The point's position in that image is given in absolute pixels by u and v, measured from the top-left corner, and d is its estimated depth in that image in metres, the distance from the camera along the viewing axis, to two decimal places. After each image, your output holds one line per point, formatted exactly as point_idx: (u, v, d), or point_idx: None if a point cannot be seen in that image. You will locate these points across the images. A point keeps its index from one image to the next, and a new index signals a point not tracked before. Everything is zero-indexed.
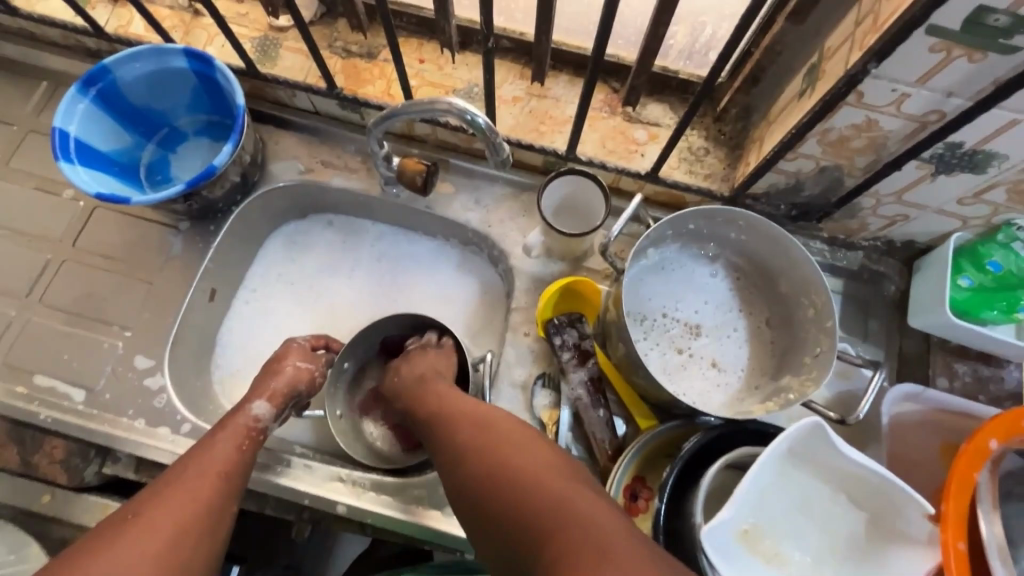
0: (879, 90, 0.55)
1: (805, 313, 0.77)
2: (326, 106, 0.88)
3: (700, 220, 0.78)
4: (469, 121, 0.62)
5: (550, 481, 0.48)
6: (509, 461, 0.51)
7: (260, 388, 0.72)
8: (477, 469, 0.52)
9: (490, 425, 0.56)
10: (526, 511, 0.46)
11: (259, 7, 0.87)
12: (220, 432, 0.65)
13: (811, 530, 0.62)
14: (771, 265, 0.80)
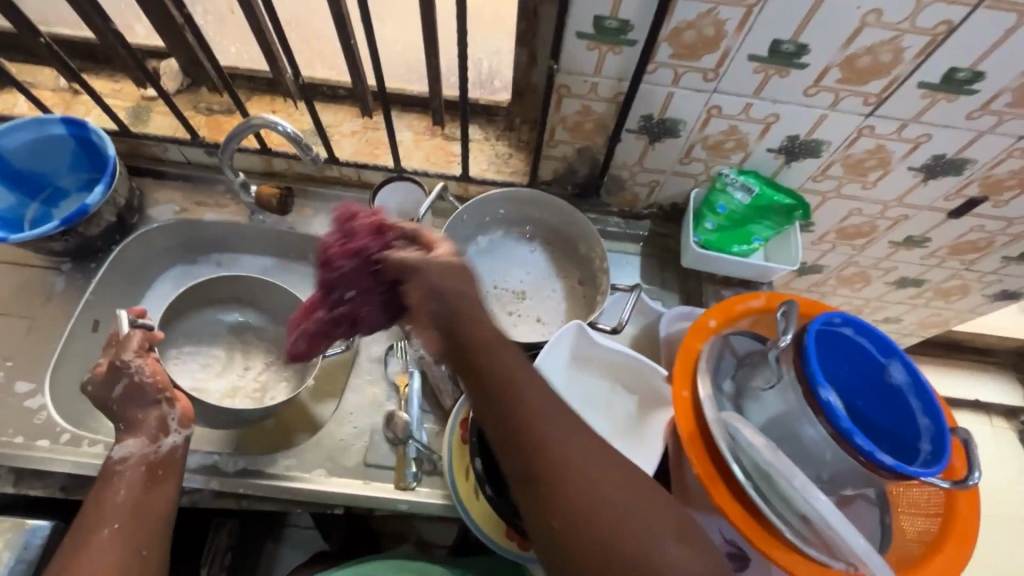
0: (576, 82, 0.79)
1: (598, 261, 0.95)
2: (196, 155, 1.04)
3: (508, 204, 1.00)
4: (275, 129, 0.79)
5: (602, 454, 0.58)
6: (570, 440, 0.57)
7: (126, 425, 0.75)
8: (529, 430, 0.57)
9: (540, 389, 0.59)
10: (585, 484, 0.55)
11: (131, 83, 1.04)
12: (110, 485, 0.70)
13: (599, 419, 0.78)
14: (569, 234, 1.01)
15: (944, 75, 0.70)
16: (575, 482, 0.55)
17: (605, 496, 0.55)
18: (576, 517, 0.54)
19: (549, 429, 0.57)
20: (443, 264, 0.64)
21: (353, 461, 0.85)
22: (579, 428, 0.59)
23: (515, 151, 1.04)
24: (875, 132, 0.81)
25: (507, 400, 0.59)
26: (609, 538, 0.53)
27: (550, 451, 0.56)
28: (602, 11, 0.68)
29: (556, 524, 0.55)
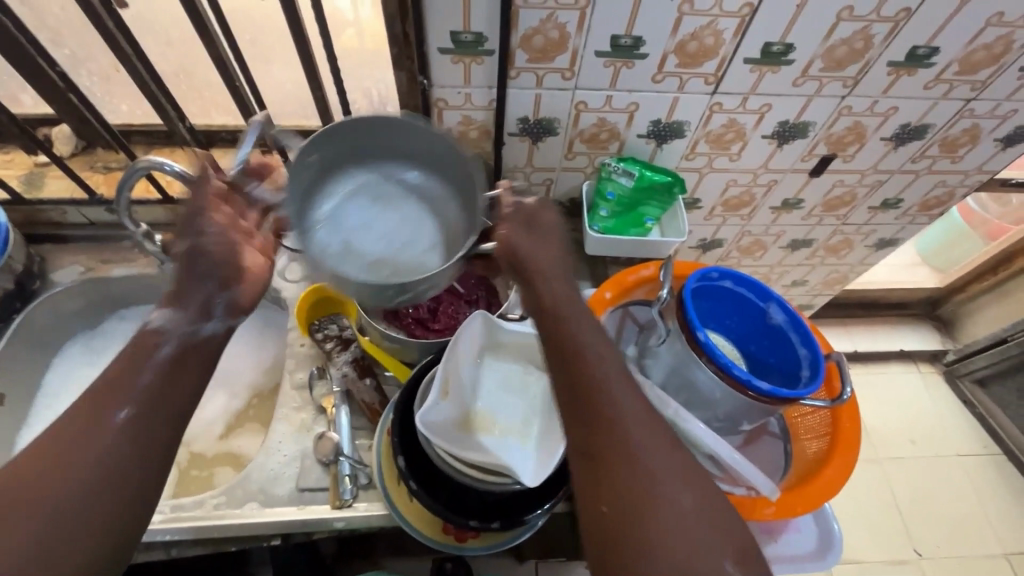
0: (452, 94, 0.85)
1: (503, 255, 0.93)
2: (97, 215, 1.04)
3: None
4: (161, 168, 0.78)
5: (671, 450, 0.53)
6: (639, 426, 0.53)
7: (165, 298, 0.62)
8: (596, 406, 0.54)
9: (613, 369, 0.56)
10: (641, 474, 0.51)
11: (22, 153, 1.04)
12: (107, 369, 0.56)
13: (517, 399, 0.79)
14: None
15: (761, 49, 0.81)
16: (632, 467, 0.51)
17: (659, 492, 0.50)
18: (627, 506, 0.50)
19: (616, 409, 0.53)
20: (552, 237, 0.65)
21: (285, 489, 0.85)
22: (654, 418, 0.54)
23: None
24: (724, 107, 0.91)
25: (579, 370, 0.56)
26: (645, 531, 0.49)
27: (617, 430, 0.52)
28: (456, 27, 0.75)
29: (598, 501, 0.51)
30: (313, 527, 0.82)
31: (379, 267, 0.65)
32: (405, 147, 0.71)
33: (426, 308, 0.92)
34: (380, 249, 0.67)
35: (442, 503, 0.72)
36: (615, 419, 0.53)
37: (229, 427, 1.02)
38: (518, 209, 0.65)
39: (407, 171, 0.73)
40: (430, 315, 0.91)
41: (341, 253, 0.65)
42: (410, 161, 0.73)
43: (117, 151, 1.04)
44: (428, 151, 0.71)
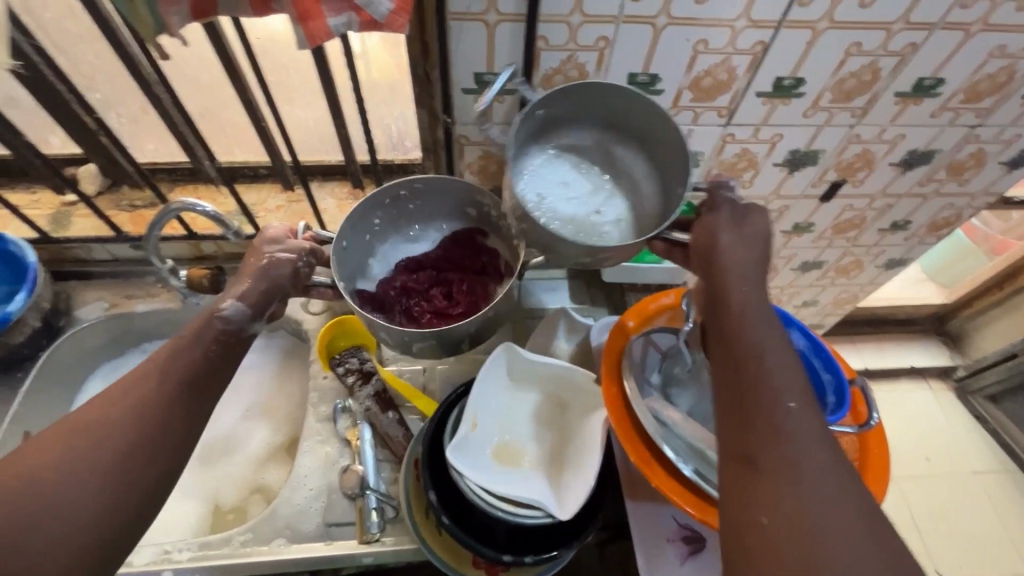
0: (473, 132, 0.88)
1: (490, 213, 0.93)
2: (122, 251, 1.05)
3: (385, 209, 0.93)
4: (195, 209, 0.83)
5: (851, 491, 0.47)
6: (813, 450, 0.48)
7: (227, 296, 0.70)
8: (774, 421, 0.50)
9: (795, 392, 0.52)
10: (810, 498, 0.45)
11: (49, 192, 1.06)
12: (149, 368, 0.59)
13: (545, 430, 0.81)
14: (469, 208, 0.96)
15: (773, 84, 0.84)
16: (801, 489, 0.46)
17: (831, 525, 0.44)
18: (788, 529, 0.44)
19: (796, 429, 0.49)
20: (751, 244, 0.63)
21: (312, 524, 0.85)
22: (835, 453, 0.49)
23: None
24: (736, 137, 0.93)
25: (761, 381, 0.53)
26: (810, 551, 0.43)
27: (795, 450, 0.48)
28: (479, 69, 0.78)
29: (752, 511, 0.47)
30: (341, 563, 0.82)
31: (567, 224, 0.72)
32: (598, 113, 0.77)
33: (445, 298, 0.90)
34: (578, 210, 0.75)
35: (471, 531, 0.73)
36: (795, 437, 0.49)
37: (253, 460, 1.02)
38: (732, 204, 0.66)
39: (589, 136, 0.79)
40: (451, 304, 0.89)
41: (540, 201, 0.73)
42: (595, 122, 0.78)
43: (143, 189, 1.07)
44: (607, 115, 0.77)
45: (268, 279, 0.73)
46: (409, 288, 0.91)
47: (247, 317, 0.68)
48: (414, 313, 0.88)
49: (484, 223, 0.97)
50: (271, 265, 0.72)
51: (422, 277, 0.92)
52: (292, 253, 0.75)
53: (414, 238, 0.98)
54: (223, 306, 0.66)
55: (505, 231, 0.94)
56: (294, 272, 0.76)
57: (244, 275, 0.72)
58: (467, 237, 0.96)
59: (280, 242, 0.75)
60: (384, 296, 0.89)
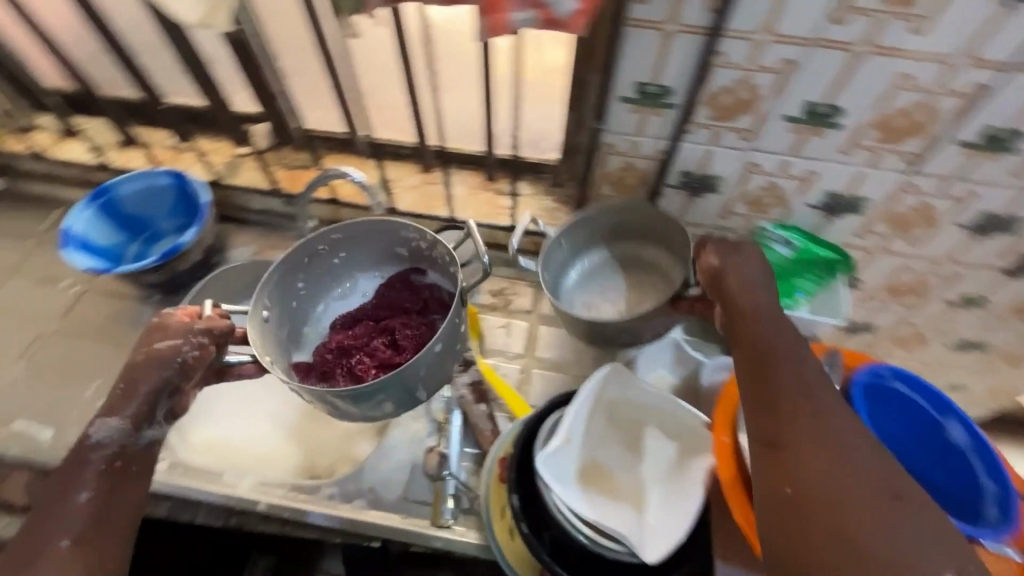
0: (621, 141, 0.85)
1: (418, 247, 0.96)
2: (274, 205, 1.18)
3: (301, 269, 0.95)
4: (349, 178, 0.90)
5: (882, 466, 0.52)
6: (839, 426, 0.56)
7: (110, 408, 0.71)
8: (799, 404, 0.58)
9: (815, 380, 0.60)
10: (840, 465, 0.52)
11: (226, 143, 1.20)
12: (75, 487, 0.64)
13: (639, 463, 0.76)
14: (398, 248, 0.99)
15: (981, 133, 0.73)
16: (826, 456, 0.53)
17: (855, 489, 0.51)
18: (813, 489, 0.52)
19: (824, 411, 0.57)
20: (758, 264, 0.75)
21: (393, 495, 0.87)
22: (864, 431, 0.56)
23: (561, 206, 1.11)
24: (917, 188, 0.82)
25: (788, 372, 0.61)
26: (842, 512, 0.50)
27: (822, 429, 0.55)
28: (644, 78, 0.75)
29: (786, 480, 0.54)
30: (412, 538, 0.84)
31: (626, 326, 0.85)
32: (618, 217, 0.94)
33: (387, 346, 0.92)
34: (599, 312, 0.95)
35: (546, 546, 0.71)
36: (822, 416, 0.56)
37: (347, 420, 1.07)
38: (721, 241, 0.78)
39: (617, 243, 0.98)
40: (395, 351, 0.90)
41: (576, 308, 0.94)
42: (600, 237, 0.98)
43: (301, 151, 1.17)
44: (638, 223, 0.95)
45: (150, 378, 0.73)
46: (347, 347, 0.93)
47: (125, 435, 0.69)
48: (358, 370, 0.89)
49: (421, 263, 1.00)
50: (157, 356, 0.74)
51: (362, 330, 0.95)
52: (179, 339, 0.75)
53: (348, 292, 1.02)
54: (92, 431, 0.68)
55: (438, 262, 0.96)
56: (182, 365, 0.75)
57: (129, 379, 0.73)
58: (408, 279, 0.99)
59: (170, 334, 0.76)
60: (324, 361, 0.92)
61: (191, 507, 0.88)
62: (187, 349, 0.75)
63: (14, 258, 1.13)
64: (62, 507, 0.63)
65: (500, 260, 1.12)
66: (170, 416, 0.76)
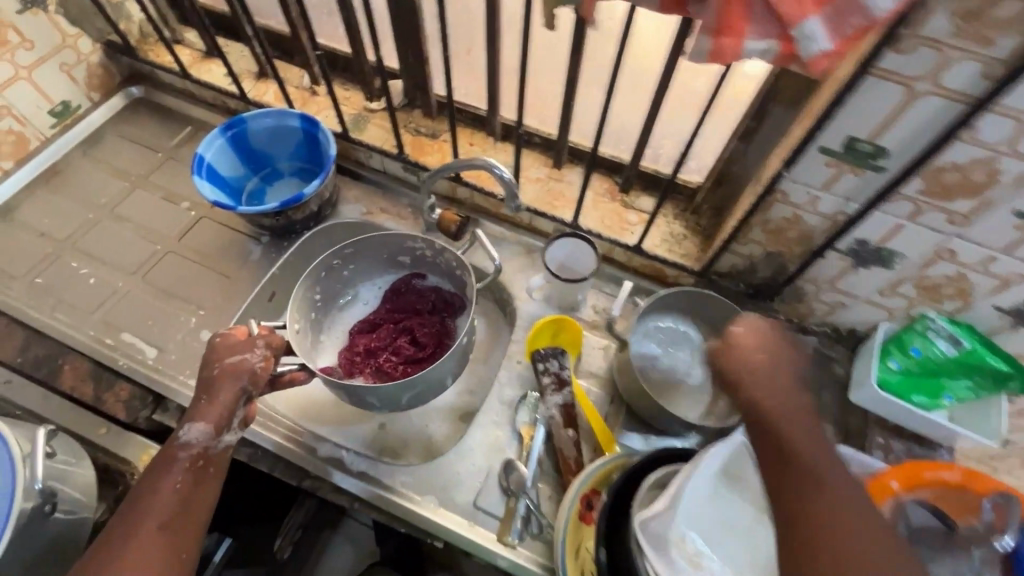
0: (799, 193, 0.75)
1: (423, 254, 1.02)
2: (393, 167, 1.13)
3: (326, 274, 1.01)
4: (496, 173, 0.84)
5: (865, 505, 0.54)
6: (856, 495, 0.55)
7: (192, 411, 0.71)
8: (797, 462, 0.57)
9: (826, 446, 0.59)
10: (859, 534, 0.52)
11: (358, 93, 1.17)
12: (161, 475, 0.66)
13: (740, 550, 0.69)
14: (380, 251, 1.04)
15: None
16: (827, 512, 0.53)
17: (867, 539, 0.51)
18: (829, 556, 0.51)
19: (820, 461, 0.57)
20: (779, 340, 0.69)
21: (464, 499, 0.85)
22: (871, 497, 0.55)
23: (690, 235, 1.02)
24: None
25: (777, 426, 0.60)
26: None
27: (815, 477, 0.56)
28: (859, 133, 0.64)
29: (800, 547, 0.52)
30: (479, 551, 0.82)
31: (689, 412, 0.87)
32: (703, 314, 1.00)
33: (411, 345, 0.97)
34: (692, 399, 0.97)
35: None
36: (820, 467, 0.56)
37: None
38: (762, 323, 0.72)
39: (711, 335, 1.00)
40: (418, 347, 0.96)
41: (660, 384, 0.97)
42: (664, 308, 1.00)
43: (430, 118, 1.12)
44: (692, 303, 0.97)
45: (226, 393, 0.73)
46: (372, 346, 0.98)
47: (207, 441, 0.69)
48: (386, 370, 0.94)
49: (420, 268, 1.06)
50: (235, 367, 0.74)
51: (383, 334, 1.00)
52: (247, 351, 0.76)
53: (350, 301, 1.07)
54: (181, 433, 0.69)
55: (441, 265, 1.04)
56: (254, 373, 0.76)
57: (208, 389, 0.73)
58: (400, 288, 1.05)
59: (237, 347, 0.76)
60: (352, 362, 0.97)
61: (270, 460, 0.89)
62: (258, 364, 0.76)
63: (143, 170, 1.16)
64: (144, 506, 0.63)
65: (613, 278, 1.04)
66: (244, 423, 0.76)
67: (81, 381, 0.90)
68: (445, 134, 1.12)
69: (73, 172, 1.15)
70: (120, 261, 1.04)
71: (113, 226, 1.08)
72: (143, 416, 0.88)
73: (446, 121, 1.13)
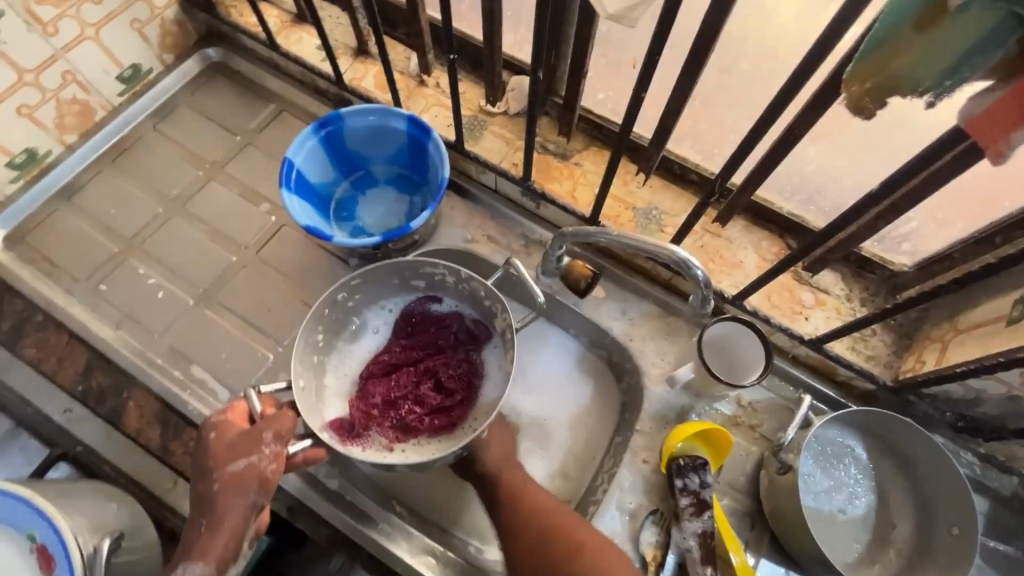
0: None
1: (443, 279, 0.82)
2: (508, 188, 0.94)
3: (335, 310, 0.81)
4: (688, 270, 0.64)
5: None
6: None
7: (192, 545, 0.62)
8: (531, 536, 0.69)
9: None
10: None
11: (474, 89, 0.95)
12: None
13: None
14: (392, 271, 0.82)
15: None
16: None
17: None
18: None
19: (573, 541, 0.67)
20: None
21: None
22: None
23: (880, 330, 0.81)
24: None
25: (526, 504, 0.71)
26: None
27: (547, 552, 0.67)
28: None
29: None
30: None
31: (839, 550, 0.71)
32: (881, 436, 0.81)
33: (436, 392, 0.79)
34: (849, 534, 0.78)
35: None
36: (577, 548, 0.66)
37: None
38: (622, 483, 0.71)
39: (883, 466, 0.81)
40: (445, 395, 0.78)
41: (816, 515, 0.78)
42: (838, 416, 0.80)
43: (562, 133, 0.91)
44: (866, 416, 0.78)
45: (232, 520, 0.62)
46: (390, 397, 0.78)
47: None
48: (410, 425, 0.77)
49: (436, 289, 0.85)
50: (234, 482, 0.63)
51: (400, 378, 0.79)
52: (252, 454, 0.64)
53: (359, 331, 0.84)
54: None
55: (463, 288, 0.82)
56: (263, 480, 0.65)
57: (208, 513, 0.62)
58: (412, 314, 0.85)
59: (239, 449, 0.65)
60: (367, 418, 0.77)
61: (351, 550, 0.79)
62: (269, 472, 0.65)
63: (219, 158, 0.99)
64: None
65: (779, 371, 0.84)
66: (253, 540, 0.66)
67: (147, 423, 0.79)
68: (578, 156, 0.91)
69: (142, 150, 1.00)
70: (193, 273, 0.90)
71: (186, 226, 0.94)
72: None
73: (580, 139, 0.91)
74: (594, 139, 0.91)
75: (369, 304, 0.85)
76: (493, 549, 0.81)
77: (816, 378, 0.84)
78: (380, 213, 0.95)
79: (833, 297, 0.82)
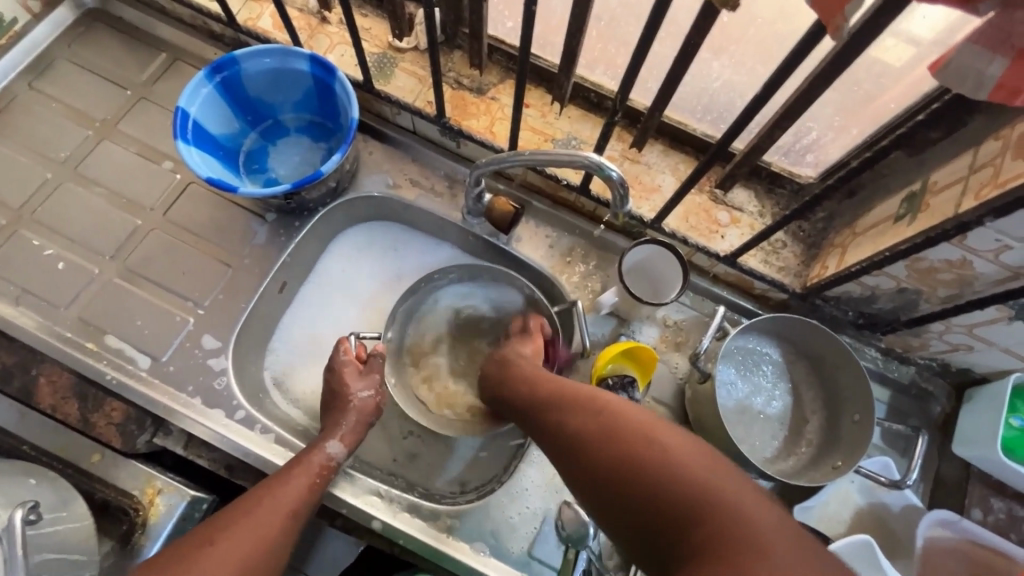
0: (983, 238, 0.58)
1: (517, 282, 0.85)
2: (426, 128, 0.90)
3: (416, 295, 0.86)
4: (601, 173, 0.64)
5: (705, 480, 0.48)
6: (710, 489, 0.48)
7: (332, 425, 0.74)
8: (637, 480, 0.50)
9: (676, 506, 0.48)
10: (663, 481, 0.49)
11: (381, 25, 0.91)
12: (286, 479, 0.66)
13: None
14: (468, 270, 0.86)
15: None
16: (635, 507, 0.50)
17: (666, 486, 0.49)
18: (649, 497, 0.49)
19: (644, 454, 0.52)
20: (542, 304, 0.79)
21: (518, 548, 0.77)
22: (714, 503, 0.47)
23: (791, 243, 0.85)
24: None
25: (625, 434, 0.54)
26: (677, 498, 0.48)
27: (636, 480, 0.50)
28: None
29: (627, 509, 0.51)
30: None
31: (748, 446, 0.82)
32: (793, 340, 0.85)
33: None
34: (768, 431, 0.84)
35: None
36: (645, 433, 0.54)
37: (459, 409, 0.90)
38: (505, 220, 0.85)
39: (798, 366, 0.87)
40: None
41: (737, 417, 0.84)
42: (765, 337, 0.87)
43: (475, 67, 0.88)
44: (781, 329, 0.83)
45: (357, 416, 0.75)
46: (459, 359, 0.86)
47: (341, 456, 0.72)
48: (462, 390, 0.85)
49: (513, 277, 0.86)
50: (361, 406, 0.76)
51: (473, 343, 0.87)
52: (371, 387, 0.77)
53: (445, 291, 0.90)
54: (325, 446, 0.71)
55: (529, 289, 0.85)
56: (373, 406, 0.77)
57: (342, 408, 0.75)
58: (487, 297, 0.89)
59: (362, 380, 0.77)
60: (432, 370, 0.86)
61: None
62: (381, 401, 0.78)
63: (108, 115, 0.91)
64: (249, 515, 0.61)
65: (698, 288, 0.88)
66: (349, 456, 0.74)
67: (63, 399, 0.75)
68: (494, 90, 0.89)
69: (19, 112, 0.90)
70: (94, 240, 0.85)
71: (79, 192, 0.87)
72: (142, 442, 0.76)
73: (494, 72, 0.89)
74: (508, 71, 0.89)
75: (441, 287, 0.89)
76: (439, 482, 0.83)
77: (732, 292, 0.88)
78: (294, 162, 0.90)
79: (746, 214, 0.85)
